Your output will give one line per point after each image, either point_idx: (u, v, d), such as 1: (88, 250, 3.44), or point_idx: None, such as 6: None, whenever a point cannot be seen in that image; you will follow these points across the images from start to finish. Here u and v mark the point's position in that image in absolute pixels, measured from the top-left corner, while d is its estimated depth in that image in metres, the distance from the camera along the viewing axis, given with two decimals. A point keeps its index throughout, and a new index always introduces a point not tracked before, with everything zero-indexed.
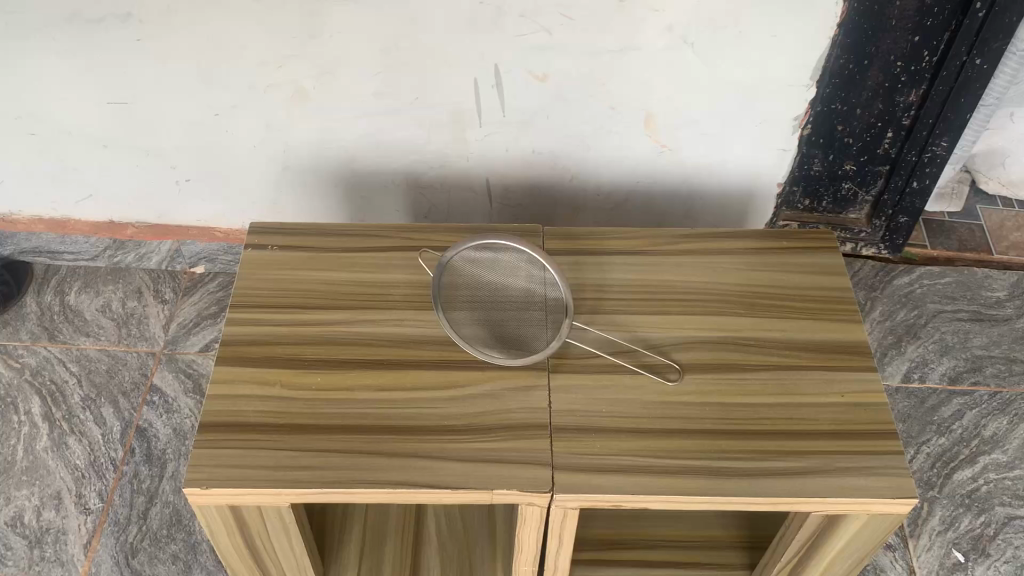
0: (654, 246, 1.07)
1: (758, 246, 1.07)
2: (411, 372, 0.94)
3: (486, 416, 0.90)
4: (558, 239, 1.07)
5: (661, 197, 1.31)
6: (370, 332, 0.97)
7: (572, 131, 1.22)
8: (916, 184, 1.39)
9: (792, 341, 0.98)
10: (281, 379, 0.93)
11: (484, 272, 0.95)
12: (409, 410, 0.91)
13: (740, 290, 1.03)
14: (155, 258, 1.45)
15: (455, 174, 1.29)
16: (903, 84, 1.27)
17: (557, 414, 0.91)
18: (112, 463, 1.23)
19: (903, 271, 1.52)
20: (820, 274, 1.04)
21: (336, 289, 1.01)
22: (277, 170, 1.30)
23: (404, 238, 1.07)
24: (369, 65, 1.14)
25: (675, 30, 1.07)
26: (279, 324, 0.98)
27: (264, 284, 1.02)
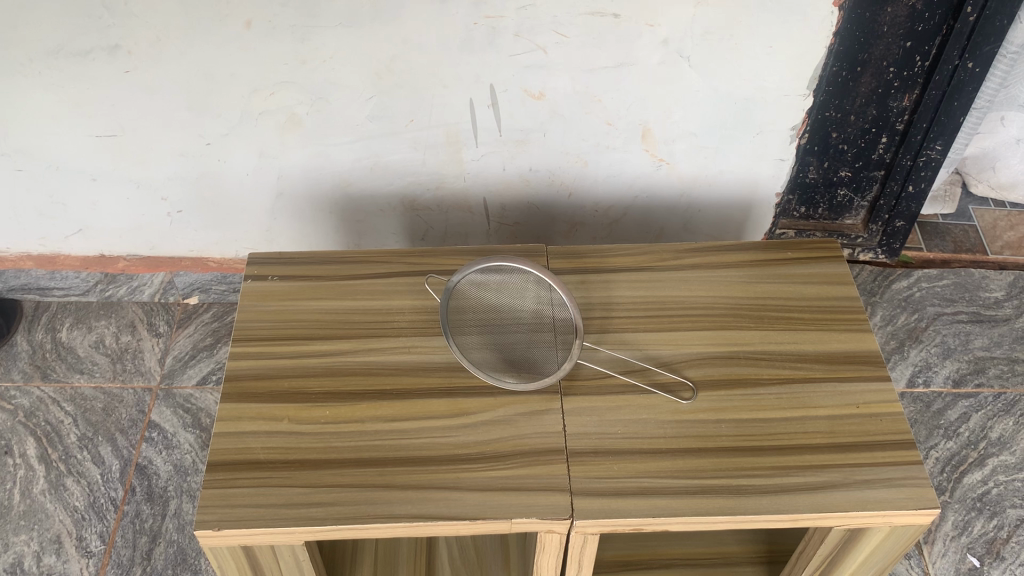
0: (659, 261, 1.06)
1: (763, 258, 1.07)
2: (421, 400, 0.92)
3: (499, 443, 0.89)
4: (562, 258, 1.06)
5: (659, 211, 1.30)
6: (376, 361, 0.95)
7: (568, 147, 1.21)
8: (911, 188, 1.39)
9: (804, 353, 0.97)
10: (288, 414, 0.91)
11: (492, 295, 0.94)
12: (421, 439, 0.89)
13: (748, 303, 1.02)
14: (148, 290, 1.42)
15: (451, 195, 1.28)
16: (896, 89, 1.27)
17: (572, 438, 0.89)
18: (113, 503, 1.20)
19: (902, 275, 1.52)
20: (827, 284, 1.04)
21: (340, 318, 0.99)
22: (271, 198, 1.29)
23: (406, 262, 1.05)
24: (363, 89, 1.13)
25: (670, 44, 1.06)
26: (283, 357, 0.95)
27: (265, 315, 0.99)
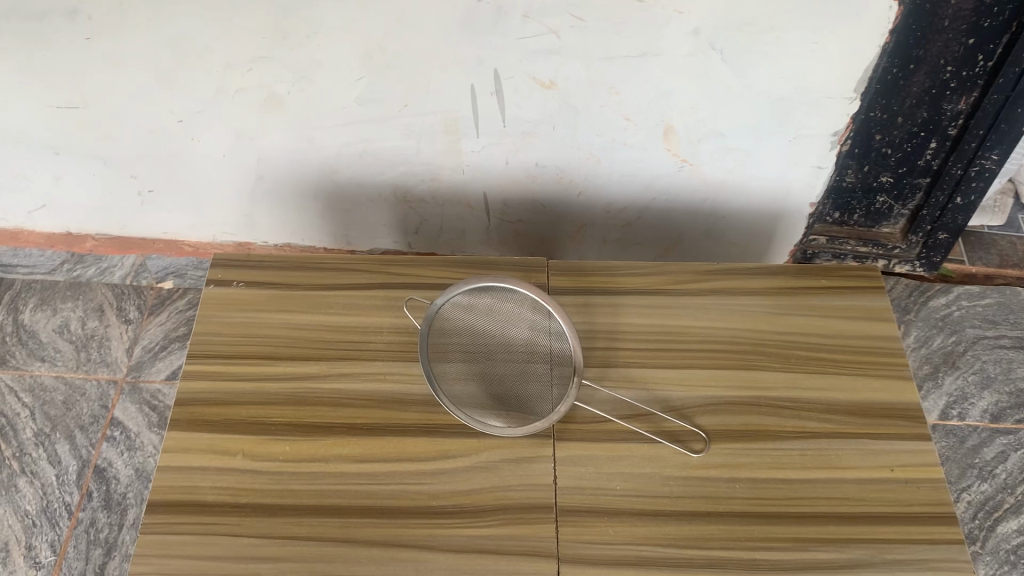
0: (674, 284, 0.94)
1: (792, 285, 0.94)
2: (393, 438, 0.81)
3: (480, 496, 0.78)
4: (565, 276, 0.94)
5: (679, 216, 1.18)
6: (347, 390, 0.84)
7: (581, 142, 1.08)
8: (960, 200, 1.25)
9: (833, 402, 0.85)
10: (243, 448, 0.80)
11: (479, 319, 0.84)
12: (391, 486, 0.78)
13: (773, 339, 0.90)
14: (118, 272, 1.33)
15: (448, 186, 1.17)
16: (951, 91, 1.12)
17: (564, 493, 0.78)
18: (67, 509, 1.11)
19: (940, 291, 1.39)
20: (863, 320, 0.91)
21: (310, 336, 0.88)
22: (251, 180, 1.17)
23: (389, 272, 0.93)
24: (351, 70, 1.00)
25: (701, 34, 0.91)
26: (241, 380, 0.84)
27: (226, 327, 0.88)
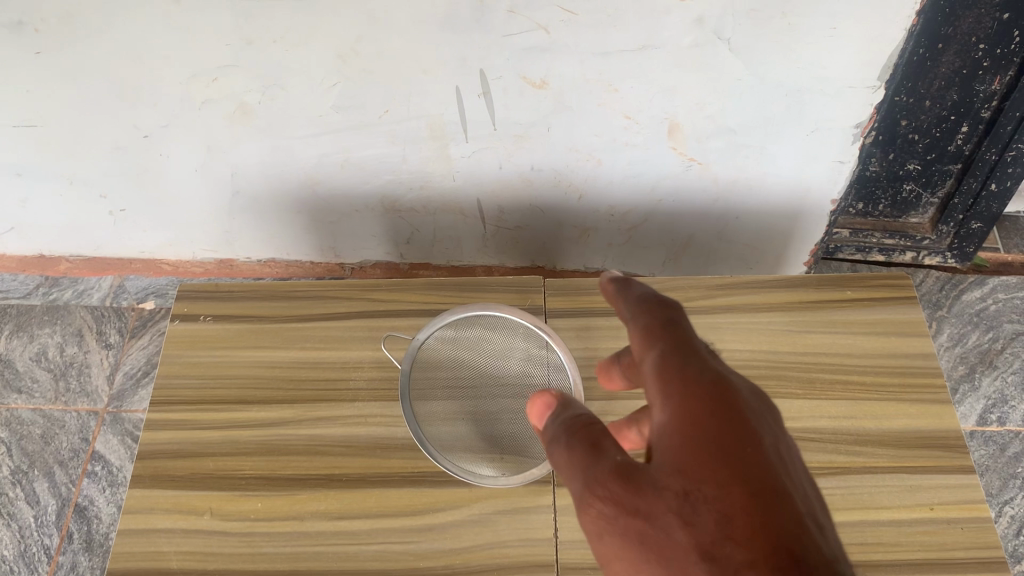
0: (682, 301, 0.85)
1: (813, 297, 0.85)
2: (375, 490, 0.74)
3: (472, 553, 0.70)
4: (562, 297, 0.86)
5: (689, 218, 1.09)
6: (324, 435, 0.77)
7: (578, 144, 0.99)
8: (994, 186, 1.15)
9: (863, 433, 0.77)
10: (211, 506, 0.73)
11: (467, 353, 0.78)
12: (374, 546, 0.71)
13: (794, 360, 0.81)
14: (96, 294, 1.26)
15: (438, 194, 1.08)
16: (984, 70, 1.01)
17: (566, 548, 0.70)
18: (45, 553, 1.04)
19: (974, 283, 1.29)
20: (893, 337, 0.82)
21: (284, 375, 0.80)
22: (228, 195, 1.09)
23: (370, 299, 0.85)
24: (323, 76, 0.90)
25: (706, 24, 0.80)
26: (209, 427, 0.77)
27: (192, 369, 0.81)
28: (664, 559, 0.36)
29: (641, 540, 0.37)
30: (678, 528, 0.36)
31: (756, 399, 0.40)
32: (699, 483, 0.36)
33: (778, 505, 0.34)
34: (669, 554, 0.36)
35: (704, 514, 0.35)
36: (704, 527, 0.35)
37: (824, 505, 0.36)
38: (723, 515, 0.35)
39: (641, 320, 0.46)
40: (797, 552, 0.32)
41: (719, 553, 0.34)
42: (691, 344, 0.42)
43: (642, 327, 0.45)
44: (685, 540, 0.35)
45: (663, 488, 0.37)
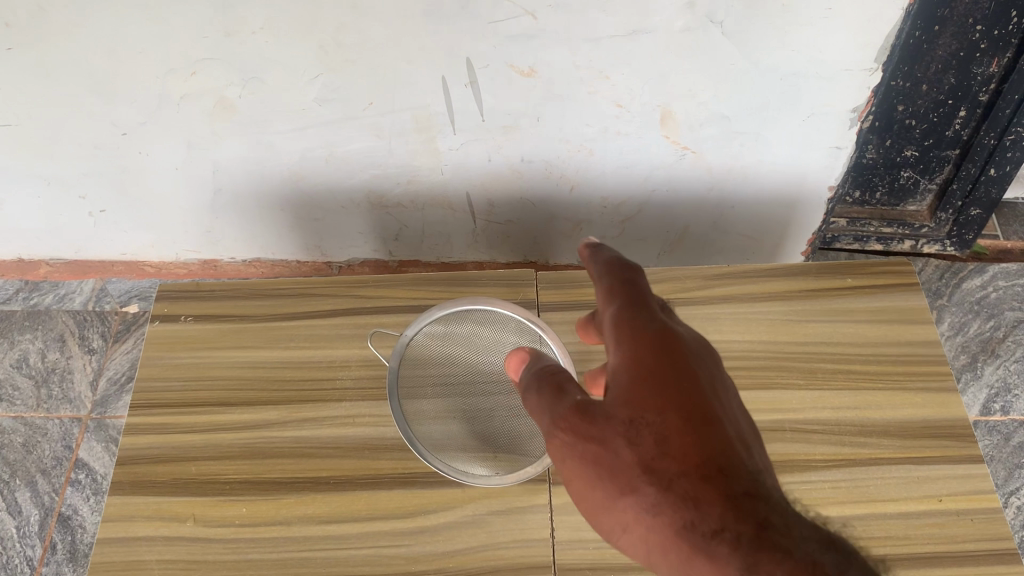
0: (678, 291, 0.83)
1: (813, 285, 0.83)
2: (365, 493, 0.71)
3: (466, 556, 0.68)
4: (555, 289, 0.83)
5: (683, 208, 1.07)
6: (311, 436, 0.74)
7: (569, 134, 0.96)
8: (994, 171, 1.13)
9: (868, 424, 0.74)
10: (194, 512, 0.70)
11: (457, 348, 0.75)
12: (364, 550, 0.68)
13: (794, 350, 0.79)
14: (78, 298, 1.23)
15: (427, 189, 1.05)
16: (982, 52, 0.99)
17: (564, 548, 0.68)
18: (29, 564, 1.01)
19: (974, 271, 1.27)
20: (896, 324, 0.80)
21: (268, 375, 0.77)
22: (210, 193, 1.06)
23: (356, 295, 0.83)
24: (304, 69, 0.88)
25: (699, 7, 0.78)
26: (191, 430, 0.74)
27: (173, 370, 0.78)
28: (612, 474, 0.42)
29: (594, 460, 0.43)
30: (627, 448, 0.42)
31: (696, 342, 0.47)
32: (644, 397, 0.43)
33: (712, 432, 0.42)
34: (614, 470, 0.42)
35: (648, 426, 0.42)
36: (648, 447, 0.42)
37: (749, 430, 0.44)
38: (663, 436, 0.42)
39: (604, 273, 0.52)
40: (725, 466, 0.41)
41: (659, 468, 0.41)
42: (643, 294, 0.49)
43: (602, 281, 0.51)
44: (631, 457, 0.42)
45: (614, 416, 0.44)
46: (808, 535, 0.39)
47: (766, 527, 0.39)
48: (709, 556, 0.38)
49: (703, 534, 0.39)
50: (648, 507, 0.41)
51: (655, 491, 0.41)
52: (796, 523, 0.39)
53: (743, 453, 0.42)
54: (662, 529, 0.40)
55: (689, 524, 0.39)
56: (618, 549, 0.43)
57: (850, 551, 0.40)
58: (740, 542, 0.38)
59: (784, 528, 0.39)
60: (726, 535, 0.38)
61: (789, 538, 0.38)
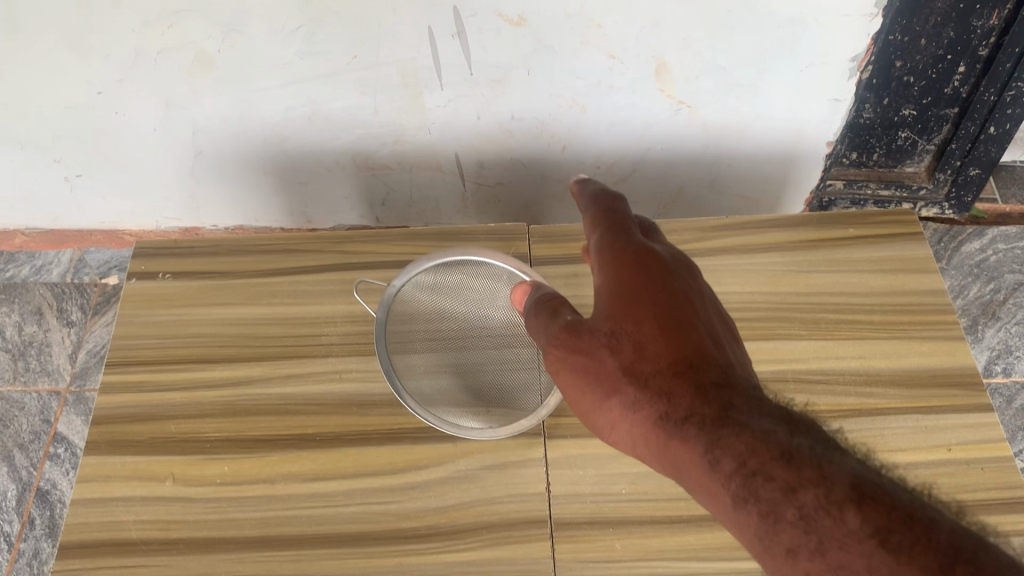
0: (675, 243, 0.80)
1: (814, 236, 0.80)
2: (352, 449, 0.68)
3: (458, 512, 0.65)
4: (547, 241, 0.80)
5: (678, 168, 1.04)
6: (295, 393, 0.71)
7: (561, 88, 0.92)
8: (994, 129, 1.10)
9: (874, 374, 0.72)
10: (174, 472, 0.67)
11: (448, 301, 0.72)
12: (352, 507, 0.65)
13: (796, 301, 0.76)
14: (56, 269, 1.20)
15: (414, 150, 1.02)
16: (982, 4, 0.95)
17: (560, 503, 0.65)
18: (6, 540, 0.98)
19: (973, 235, 1.25)
20: (901, 274, 0.77)
21: (250, 332, 0.74)
22: (189, 156, 1.03)
23: (341, 250, 0.79)
24: (284, 20, 0.83)
25: None
26: (170, 389, 0.71)
27: (151, 328, 0.75)
28: (599, 380, 0.49)
29: (584, 371, 0.50)
30: (611, 357, 0.49)
31: (672, 262, 0.54)
32: (623, 312, 0.50)
33: (683, 336, 0.49)
34: (601, 376, 0.49)
35: (627, 336, 0.49)
36: (630, 356, 0.49)
37: (719, 332, 0.52)
38: (640, 343, 0.49)
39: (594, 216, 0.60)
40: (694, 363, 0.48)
41: (636, 370, 0.48)
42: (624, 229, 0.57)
43: (591, 223, 0.59)
44: (613, 365, 0.49)
45: (600, 332, 0.50)
46: (765, 412, 0.46)
47: (728, 410, 0.46)
48: (678, 436, 0.46)
49: (673, 420, 0.46)
50: (629, 403, 0.48)
51: (634, 391, 0.48)
52: (754, 404, 0.47)
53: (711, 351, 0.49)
54: (641, 420, 0.48)
55: (662, 412, 0.47)
56: (607, 440, 0.51)
57: (806, 422, 0.46)
58: (705, 424, 0.45)
59: (743, 409, 0.46)
60: (693, 419, 0.46)
61: (746, 416, 0.45)
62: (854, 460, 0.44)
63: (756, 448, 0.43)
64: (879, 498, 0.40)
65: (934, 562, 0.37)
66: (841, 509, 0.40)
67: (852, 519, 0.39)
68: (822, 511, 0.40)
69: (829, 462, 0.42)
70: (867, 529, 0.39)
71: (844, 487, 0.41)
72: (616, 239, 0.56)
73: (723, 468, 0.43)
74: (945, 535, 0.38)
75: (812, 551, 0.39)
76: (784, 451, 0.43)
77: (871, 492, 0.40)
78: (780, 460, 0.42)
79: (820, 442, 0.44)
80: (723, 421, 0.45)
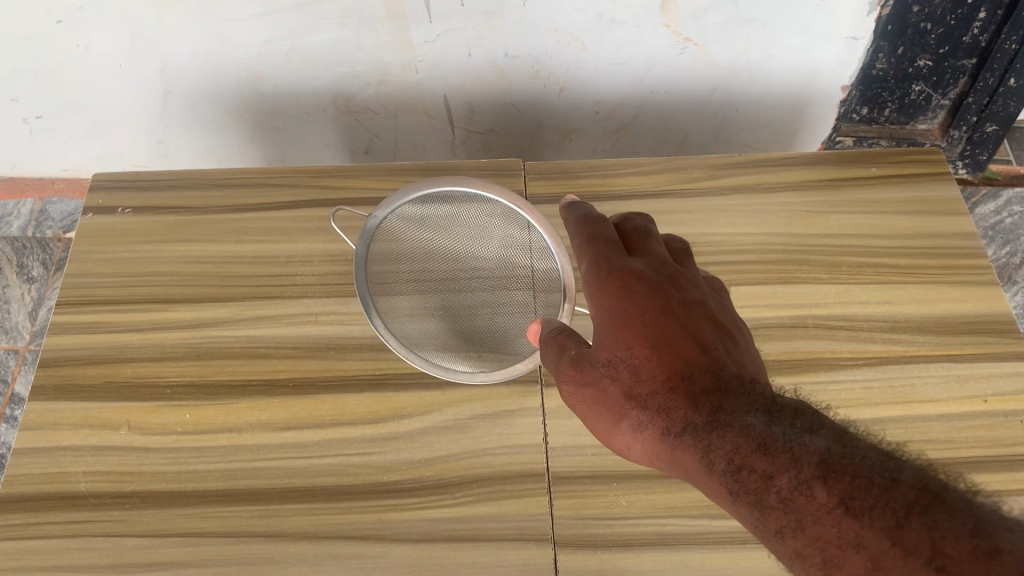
0: (684, 181, 0.73)
1: (833, 176, 0.74)
2: (328, 396, 0.61)
3: (445, 465, 0.58)
4: (545, 178, 0.73)
5: (682, 112, 0.98)
6: (266, 336, 0.64)
7: (559, 23, 0.84)
8: (1014, 81, 0.98)
9: (901, 320, 0.65)
10: (129, 419, 0.60)
11: (436, 237, 0.64)
12: (327, 459, 0.59)
13: (815, 243, 0.70)
14: (15, 222, 1.14)
15: (400, 91, 0.95)
16: None
17: (558, 455, 0.59)
18: None
19: (987, 196, 1.19)
20: (928, 216, 0.71)
21: (217, 270, 0.67)
22: (159, 96, 0.95)
23: (318, 184, 0.72)
24: None
25: None
26: (127, 330, 0.64)
27: (108, 264, 0.68)
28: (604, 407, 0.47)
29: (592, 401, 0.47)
30: (610, 381, 0.46)
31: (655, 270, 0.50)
32: (612, 336, 0.47)
33: (671, 347, 0.45)
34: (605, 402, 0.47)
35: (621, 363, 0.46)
36: (625, 377, 0.46)
37: (709, 324, 0.48)
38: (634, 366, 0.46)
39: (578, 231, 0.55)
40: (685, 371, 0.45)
41: (634, 392, 0.46)
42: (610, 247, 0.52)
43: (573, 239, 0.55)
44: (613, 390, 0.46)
45: (597, 360, 0.47)
46: (747, 400, 0.43)
47: (714, 411, 0.42)
48: (675, 448, 0.43)
49: (669, 431, 0.43)
50: (636, 425, 0.45)
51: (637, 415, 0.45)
52: (743, 395, 0.43)
53: (702, 351, 0.46)
54: (648, 440, 0.44)
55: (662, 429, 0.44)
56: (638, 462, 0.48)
57: (796, 404, 0.42)
58: (693, 429, 0.42)
59: (730, 406, 0.42)
60: (686, 430, 0.43)
61: (727, 410, 0.42)
62: (837, 433, 0.40)
63: (738, 444, 0.40)
64: (849, 469, 0.37)
65: (891, 520, 0.35)
66: (811, 488, 0.37)
67: (823, 494, 0.37)
68: (797, 492, 0.37)
69: (806, 442, 0.39)
70: (833, 502, 0.36)
71: (815, 465, 0.38)
72: (601, 258, 0.51)
73: (711, 468, 0.41)
74: (909, 492, 0.36)
75: (789, 531, 0.37)
76: (761, 441, 0.40)
77: (840, 464, 0.37)
78: (757, 452, 0.39)
79: (802, 421, 0.41)
80: (709, 426, 0.42)
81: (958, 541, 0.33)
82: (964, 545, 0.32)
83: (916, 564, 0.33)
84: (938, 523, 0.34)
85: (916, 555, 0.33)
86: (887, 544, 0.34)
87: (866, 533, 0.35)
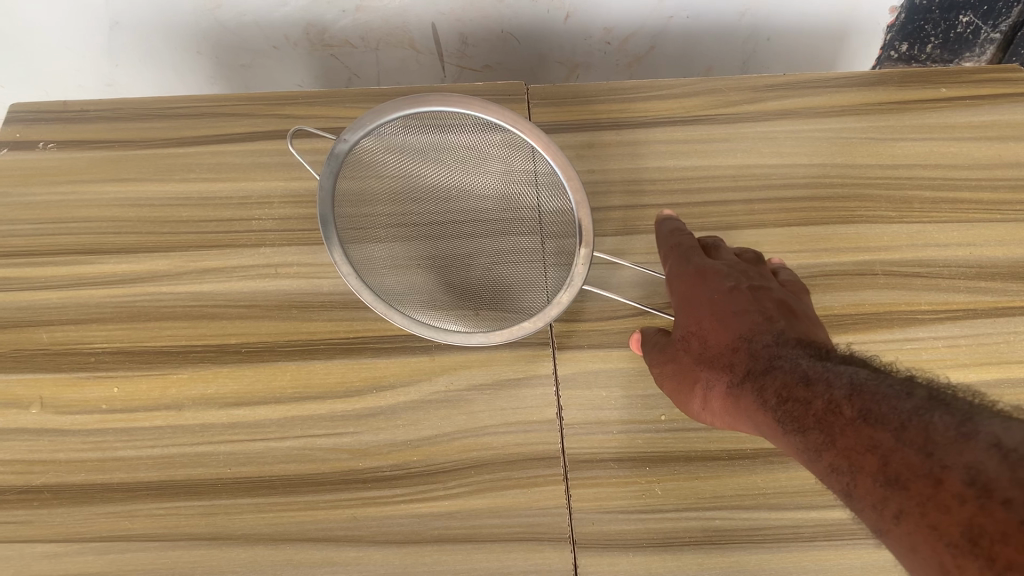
0: (718, 105, 0.61)
1: (895, 99, 0.62)
2: (291, 364, 0.50)
3: (436, 448, 0.47)
4: (554, 105, 0.61)
5: (706, 38, 0.86)
6: (215, 291, 0.52)
7: None
8: None
9: (988, 264, 0.54)
10: (43, 394, 0.48)
11: (424, 168, 0.52)
12: (288, 442, 0.47)
13: (878, 177, 0.58)
14: None
15: (382, 20, 0.82)
16: None
17: (576, 433, 0.47)
18: None
19: None
20: (1013, 144, 0.59)
21: (158, 214, 0.55)
22: (106, 29, 0.82)
23: (282, 113, 0.60)
24: None
25: None
26: (43, 286, 0.52)
27: (25, 208, 0.56)
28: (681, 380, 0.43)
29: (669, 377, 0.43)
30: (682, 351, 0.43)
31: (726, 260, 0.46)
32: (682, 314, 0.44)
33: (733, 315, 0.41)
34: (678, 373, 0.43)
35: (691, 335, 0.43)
36: (693, 344, 0.42)
37: (778, 302, 0.43)
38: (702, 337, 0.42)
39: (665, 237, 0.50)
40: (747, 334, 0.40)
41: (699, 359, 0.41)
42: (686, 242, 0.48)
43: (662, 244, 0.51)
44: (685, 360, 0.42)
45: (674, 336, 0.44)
46: (800, 344, 0.38)
47: (769, 358, 0.38)
48: (738, 401, 0.38)
49: (732, 386, 0.39)
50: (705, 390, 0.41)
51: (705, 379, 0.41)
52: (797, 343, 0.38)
53: (764, 315, 0.41)
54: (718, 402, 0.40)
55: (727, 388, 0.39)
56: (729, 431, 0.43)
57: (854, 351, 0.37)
58: (749, 376, 0.38)
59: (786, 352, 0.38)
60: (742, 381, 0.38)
61: (779, 353, 0.38)
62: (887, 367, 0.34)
63: (784, 379, 0.35)
64: (873, 384, 0.32)
65: (899, 419, 0.29)
66: (838, 405, 0.32)
67: (848, 408, 0.31)
68: (828, 410, 0.32)
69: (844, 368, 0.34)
70: (851, 412, 0.31)
71: (845, 384, 0.32)
72: (678, 257, 0.47)
73: (763, 407, 0.36)
74: (921, 397, 0.30)
75: (821, 450, 0.31)
76: (803, 374, 0.35)
77: (865, 380, 0.32)
78: (798, 384, 0.34)
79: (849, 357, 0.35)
80: (763, 372, 0.37)
81: (951, 425, 0.27)
82: (954, 429, 0.27)
83: (912, 453, 0.28)
84: (936, 416, 0.28)
85: (909, 444, 0.28)
86: (890, 441, 0.29)
87: (875, 435, 0.29)
